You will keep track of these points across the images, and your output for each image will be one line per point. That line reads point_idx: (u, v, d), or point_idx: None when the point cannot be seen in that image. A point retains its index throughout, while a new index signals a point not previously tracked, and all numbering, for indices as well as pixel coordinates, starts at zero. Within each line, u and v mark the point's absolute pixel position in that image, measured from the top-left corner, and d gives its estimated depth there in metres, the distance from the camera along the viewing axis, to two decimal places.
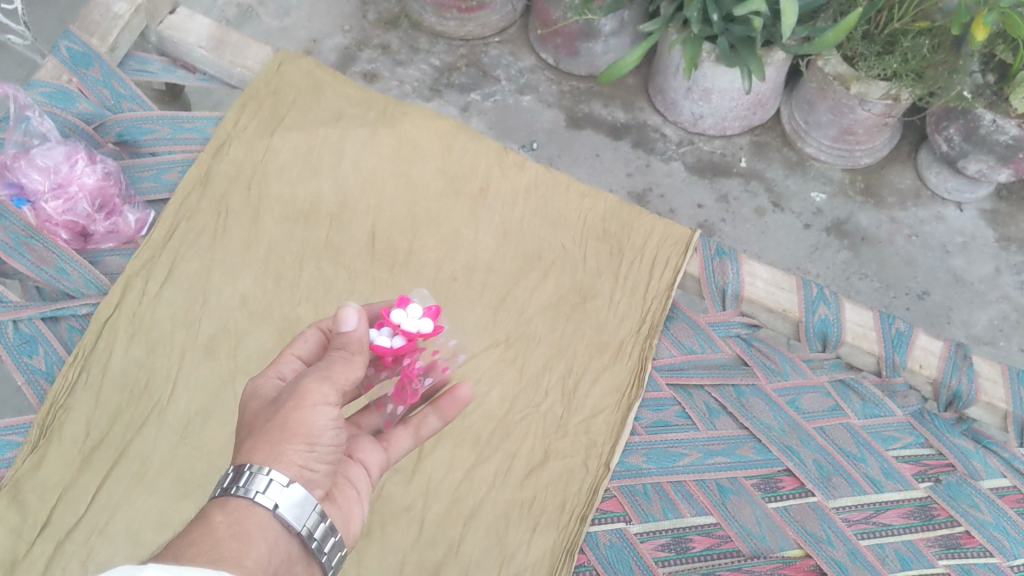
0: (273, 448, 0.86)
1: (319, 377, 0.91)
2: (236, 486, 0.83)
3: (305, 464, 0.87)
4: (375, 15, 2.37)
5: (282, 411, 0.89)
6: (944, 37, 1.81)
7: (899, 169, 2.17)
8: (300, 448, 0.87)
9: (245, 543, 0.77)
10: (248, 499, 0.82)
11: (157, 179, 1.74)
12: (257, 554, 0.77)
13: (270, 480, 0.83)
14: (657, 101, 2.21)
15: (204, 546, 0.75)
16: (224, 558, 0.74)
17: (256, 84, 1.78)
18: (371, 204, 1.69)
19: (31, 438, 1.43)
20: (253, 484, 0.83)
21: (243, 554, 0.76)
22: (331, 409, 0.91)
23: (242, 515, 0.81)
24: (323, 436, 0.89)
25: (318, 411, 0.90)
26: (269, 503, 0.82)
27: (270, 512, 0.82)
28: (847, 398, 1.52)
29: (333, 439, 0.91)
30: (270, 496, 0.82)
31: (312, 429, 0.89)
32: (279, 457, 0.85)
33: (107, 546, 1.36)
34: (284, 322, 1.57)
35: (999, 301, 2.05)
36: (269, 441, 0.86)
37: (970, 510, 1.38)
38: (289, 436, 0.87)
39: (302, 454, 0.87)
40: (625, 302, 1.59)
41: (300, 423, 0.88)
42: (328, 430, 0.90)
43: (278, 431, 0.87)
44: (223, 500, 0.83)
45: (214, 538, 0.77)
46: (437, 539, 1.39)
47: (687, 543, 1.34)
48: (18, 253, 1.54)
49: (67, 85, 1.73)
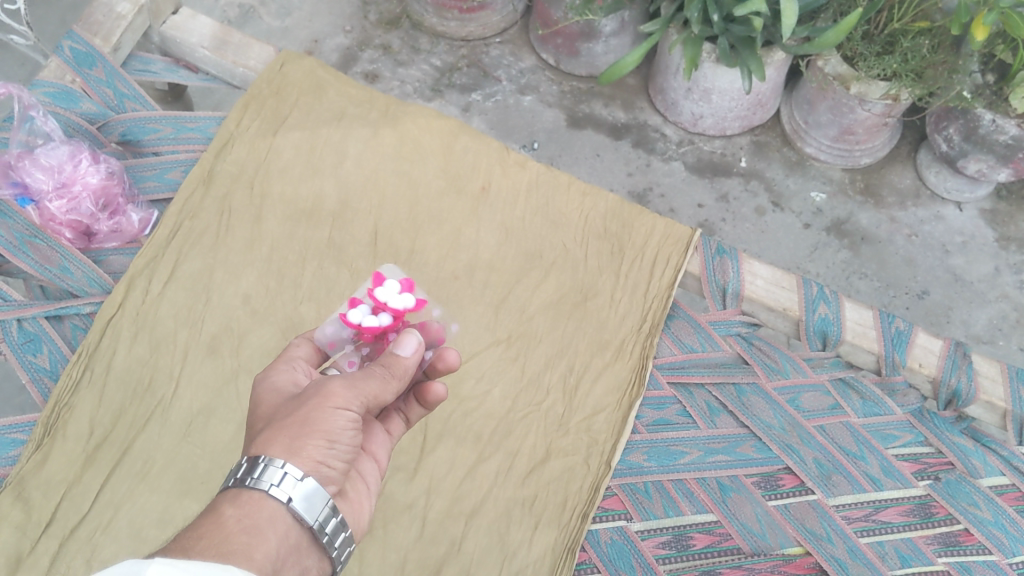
0: (293, 442, 0.86)
1: (347, 383, 0.91)
2: (250, 477, 0.84)
3: (323, 460, 0.88)
4: (376, 15, 2.37)
5: (304, 408, 0.89)
6: (944, 37, 1.82)
7: (899, 168, 2.18)
8: (320, 445, 0.88)
9: (254, 537, 0.78)
10: (262, 491, 0.83)
11: (160, 178, 1.75)
12: (266, 548, 0.78)
13: (285, 473, 0.83)
14: (657, 101, 2.22)
15: (213, 539, 0.76)
16: (234, 552, 0.75)
17: (258, 84, 1.79)
18: (372, 204, 1.70)
19: (36, 436, 1.44)
20: (268, 476, 0.83)
21: (252, 547, 0.77)
22: (353, 413, 0.91)
23: (252, 508, 0.82)
24: (344, 436, 0.90)
25: (339, 413, 0.90)
26: (283, 497, 0.83)
27: (284, 505, 0.83)
28: (847, 396, 1.52)
29: (352, 439, 0.91)
30: (284, 490, 0.83)
31: (333, 428, 0.89)
32: (298, 451, 0.86)
33: (111, 544, 1.37)
34: (287, 321, 1.58)
35: (998, 300, 2.06)
36: (289, 435, 0.87)
37: (970, 508, 1.39)
38: (311, 433, 0.87)
39: (321, 451, 0.88)
40: (625, 301, 1.60)
41: (322, 422, 0.88)
42: (348, 430, 0.90)
43: (298, 425, 0.88)
44: (237, 491, 0.84)
45: (223, 532, 0.78)
46: (439, 537, 1.40)
47: (688, 540, 1.36)
48: (22, 252, 1.56)
49: (70, 85, 1.74)
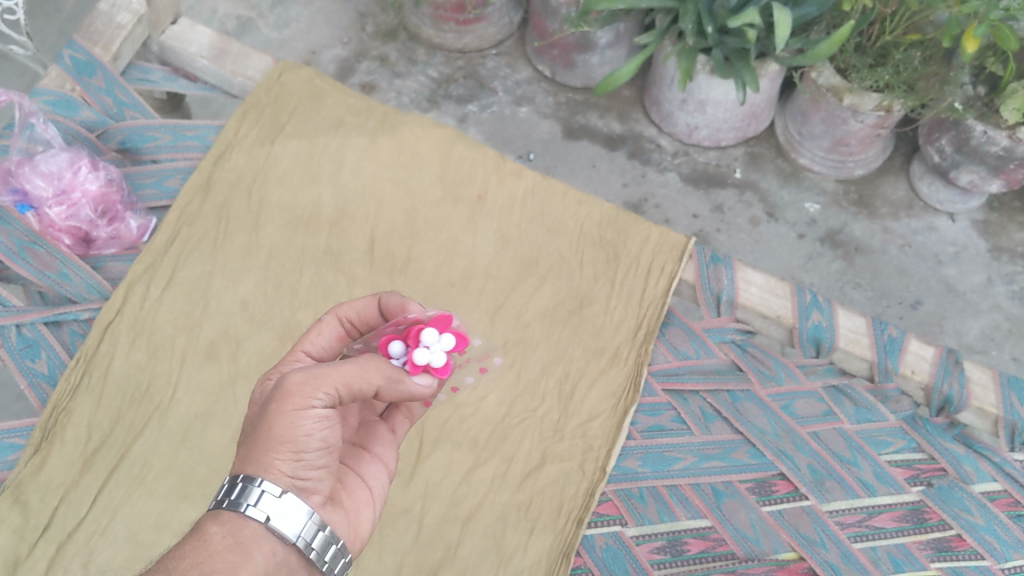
0: (261, 459, 0.88)
1: (304, 379, 0.89)
2: (228, 499, 0.87)
3: (296, 473, 0.89)
4: (373, 27, 2.40)
5: (267, 417, 0.89)
6: (936, 50, 1.87)
7: (893, 179, 2.20)
8: (288, 458, 0.88)
9: (240, 556, 0.83)
10: (240, 512, 0.86)
11: (159, 185, 1.76)
12: (252, 566, 0.82)
13: (262, 491, 0.86)
14: (653, 112, 2.24)
15: (198, 559, 0.82)
16: (218, 572, 0.81)
17: (256, 93, 1.80)
18: (369, 211, 1.71)
19: (35, 440, 1.45)
20: (246, 498, 0.86)
21: (238, 566, 0.82)
22: (319, 412, 0.89)
23: (235, 526, 0.85)
24: (311, 441, 0.89)
25: (302, 417, 0.89)
26: (262, 516, 0.86)
27: (264, 524, 0.86)
28: (840, 403, 1.53)
29: (322, 439, 0.91)
30: (263, 509, 0.86)
31: (297, 437, 0.88)
32: (269, 468, 0.88)
33: (108, 547, 1.37)
34: (284, 327, 1.59)
35: (990, 310, 2.08)
36: (256, 451, 0.88)
37: (962, 513, 1.40)
38: (276, 447, 0.88)
39: (291, 464, 0.89)
40: (620, 308, 1.61)
41: (285, 433, 0.88)
42: (315, 432, 0.90)
43: (264, 440, 0.88)
44: (217, 512, 0.87)
45: (209, 551, 0.83)
46: (435, 541, 1.40)
47: (682, 545, 1.38)
48: (22, 258, 1.59)
49: (70, 93, 1.76)
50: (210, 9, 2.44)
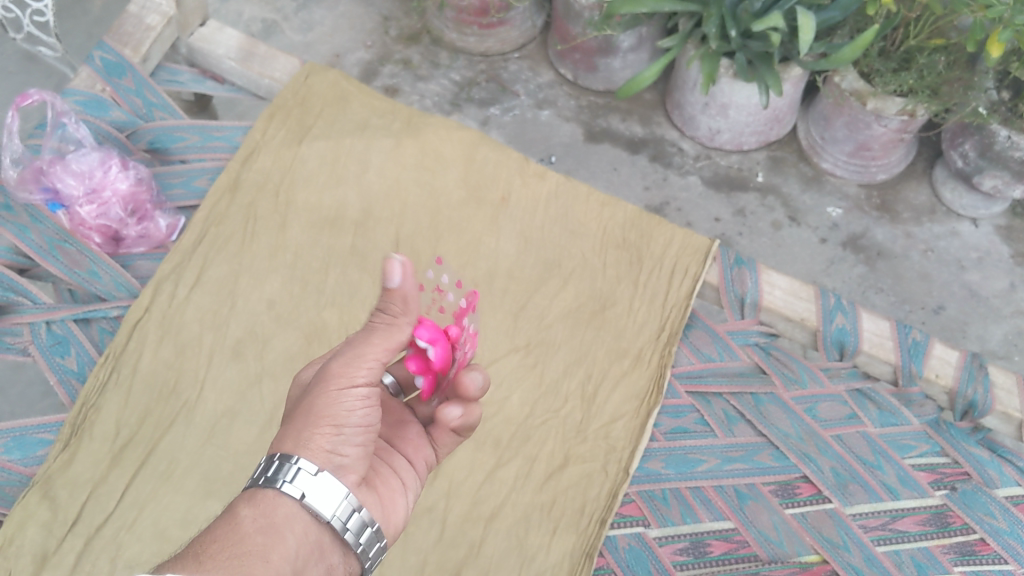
0: (302, 435, 0.92)
1: (346, 361, 0.96)
2: (264, 476, 0.90)
3: (333, 448, 0.93)
4: (397, 31, 2.42)
5: (312, 397, 0.95)
6: (959, 55, 1.87)
7: (915, 185, 2.19)
8: (328, 433, 0.93)
9: (271, 538, 0.84)
10: (277, 488, 0.89)
11: (187, 186, 1.78)
12: (284, 549, 0.83)
13: (299, 468, 0.89)
14: (675, 116, 2.25)
15: (229, 542, 0.82)
16: (249, 554, 0.81)
17: (284, 95, 1.83)
18: (394, 213, 1.73)
19: (64, 436, 1.46)
20: (282, 474, 0.89)
21: (270, 549, 0.83)
22: (361, 389, 0.96)
23: (268, 508, 0.87)
24: (350, 417, 0.95)
25: (345, 395, 0.95)
26: (297, 492, 0.88)
27: (298, 501, 0.88)
28: (864, 406, 1.52)
29: (361, 418, 0.96)
30: (298, 485, 0.88)
31: (338, 412, 0.94)
32: (308, 444, 0.92)
33: (135, 542, 1.40)
34: (310, 326, 1.61)
35: (1013, 316, 2.06)
36: (297, 429, 0.93)
37: (985, 517, 1.40)
38: (318, 422, 0.93)
39: (330, 440, 0.93)
40: (643, 311, 1.62)
41: (327, 409, 0.94)
42: (357, 410, 0.95)
43: (305, 418, 0.94)
44: (253, 490, 0.89)
45: (240, 534, 0.83)
46: (458, 540, 1.42)
47: (705, 547, 1.38)
48: (53, 256, 1.61)
49: (101, 93, 1.78)
50: (236, 13, 2.47)
